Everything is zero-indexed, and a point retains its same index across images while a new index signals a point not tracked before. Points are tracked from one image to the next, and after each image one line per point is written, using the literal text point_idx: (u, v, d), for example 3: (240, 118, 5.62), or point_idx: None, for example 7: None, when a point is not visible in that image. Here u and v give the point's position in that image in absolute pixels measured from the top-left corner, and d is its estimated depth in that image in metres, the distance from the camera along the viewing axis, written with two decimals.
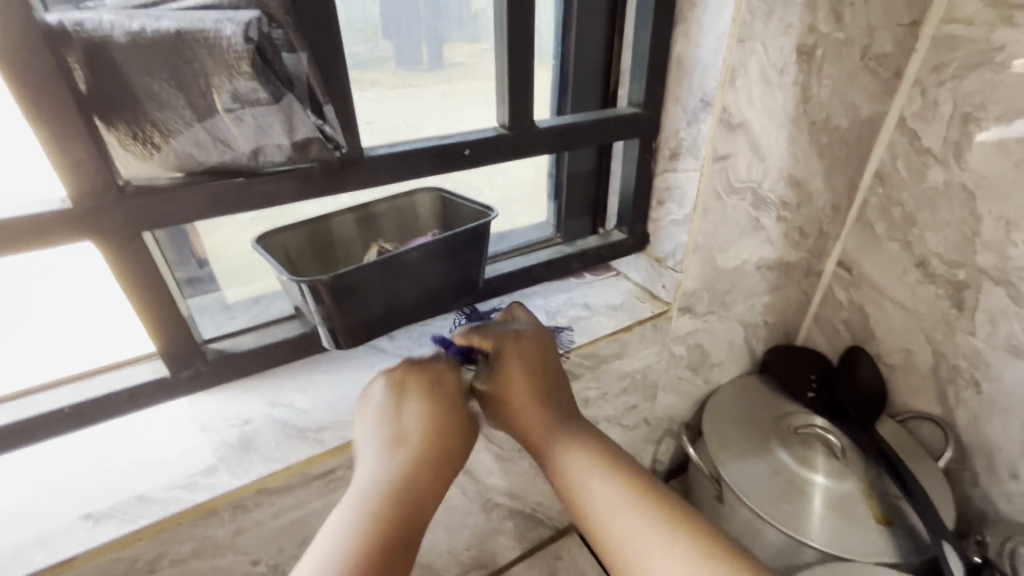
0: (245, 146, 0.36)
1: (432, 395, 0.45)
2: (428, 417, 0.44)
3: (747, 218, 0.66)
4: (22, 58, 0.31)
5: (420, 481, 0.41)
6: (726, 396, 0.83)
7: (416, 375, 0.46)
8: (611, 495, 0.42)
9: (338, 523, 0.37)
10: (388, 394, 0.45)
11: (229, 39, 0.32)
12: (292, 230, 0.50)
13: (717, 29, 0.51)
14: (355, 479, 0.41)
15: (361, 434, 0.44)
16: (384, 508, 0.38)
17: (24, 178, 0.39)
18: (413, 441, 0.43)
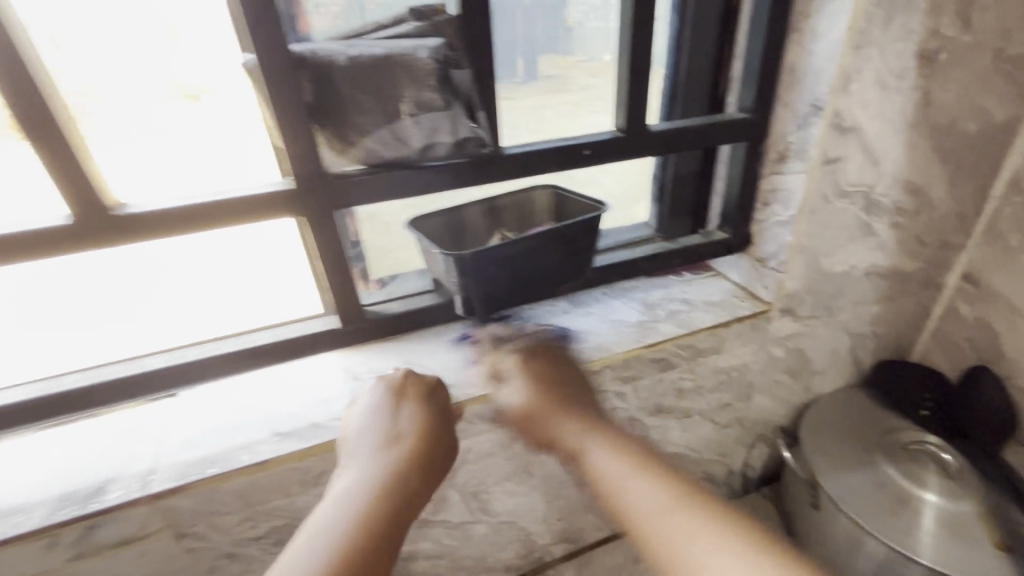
0: (417, 143, 0.46)
1: (429, 400, 0.49)
2: (422, 416, 0.47)
3: (858, 222, 0.66)
4: (275, 75, 0.41)
5: (414, 471, 0.42)
6: (827, 405, 0.81)
7: (415, 384, 0.50)
8: (655, 502, 0.42)
9: (337, 508, 0.38)
10: (383, 397, 0.49)
11: (422, 61, 0.42)
12: (436, 217, 0.60)
13: (832, 37, 0.53)
14: (346, 474, 0.42)
15: (355, 431, 0.46)
16: (387, 494, 0.40)
17: (259, 170, 0.54)
18: (408, 436, 0.44)
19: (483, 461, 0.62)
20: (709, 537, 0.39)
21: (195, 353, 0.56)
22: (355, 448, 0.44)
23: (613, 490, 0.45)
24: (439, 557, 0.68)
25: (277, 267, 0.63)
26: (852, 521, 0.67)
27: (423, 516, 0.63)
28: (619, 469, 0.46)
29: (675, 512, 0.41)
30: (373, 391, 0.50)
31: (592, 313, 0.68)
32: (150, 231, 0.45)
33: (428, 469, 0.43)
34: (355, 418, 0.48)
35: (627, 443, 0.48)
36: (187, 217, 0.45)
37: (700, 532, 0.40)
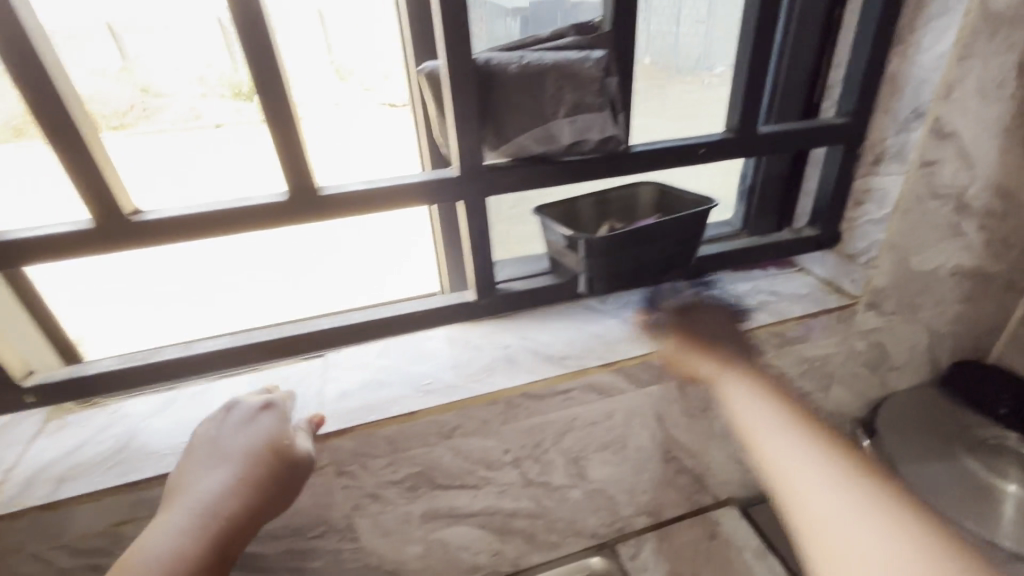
0: (567, 140, 0.52)
1: (269, 413, 0.53)
2: (257, 438, 0.50)
3: (948, 223, 0.69)
4: (459, 79, 0.48)
5: (239, 501, 0.46)
6: (903, 401, 0.85)
7: (251, 409, 0.52)
8: (771, 421, 0.50)
9: (154, 554, 0.42)
10: (222, 421, 0.52)
11: (587, 70, 0.49)
12: (556, 205, 0.67)
13: (938, 49, 0.58)
14: (169, 516, 0.45)
15: (194, 458, 0.49)
16: (208, 532, 0.44)
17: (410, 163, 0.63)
18: (239, 466, 0.47)
19: (588, 429, 0.69)
20: (819, 458, 0.46)
21: (353, 317, 0.64)
22: (184, 486, 0.47)
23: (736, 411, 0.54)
24: (537, 516, 0.75)
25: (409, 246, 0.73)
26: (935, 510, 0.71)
27: (529, 476, 0.70)
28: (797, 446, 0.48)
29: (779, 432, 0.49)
30: (209, 422, 0.52)
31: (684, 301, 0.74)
32: (338, 209, 0.52)
33: (260, 498, 0.47)
34: (194, 443, 0.51)
35: (785, 404, 0.53)
36: (369, 199, 0.53)
37: (798, 441, 0.48)
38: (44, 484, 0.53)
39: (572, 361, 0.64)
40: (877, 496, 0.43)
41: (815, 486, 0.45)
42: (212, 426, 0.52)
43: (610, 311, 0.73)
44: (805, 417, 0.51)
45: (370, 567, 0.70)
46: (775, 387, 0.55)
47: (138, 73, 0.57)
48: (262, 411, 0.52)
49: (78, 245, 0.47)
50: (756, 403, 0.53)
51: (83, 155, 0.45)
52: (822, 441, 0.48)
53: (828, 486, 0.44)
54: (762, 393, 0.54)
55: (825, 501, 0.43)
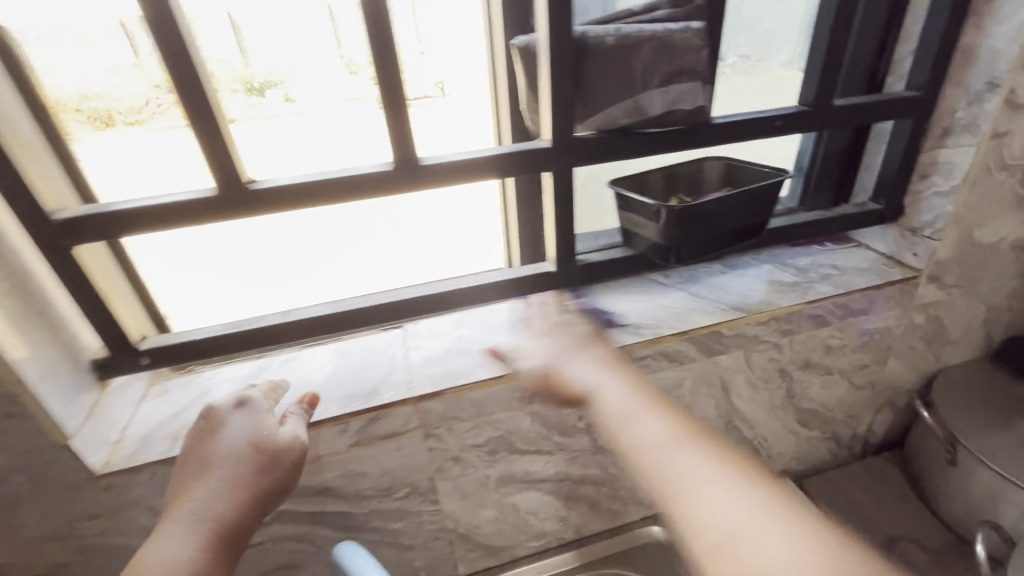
0: (656, 110, 0.54)
1: (245, 411, 0.51)
2: (240, 441, 0.49)
3: (1014, 195, 0.70)
4: (559, 51, 0.50)
5: (231, 505, 0.46)
6: (956, 375, 0.86)
7: (223, 413, 0.51)
8: (670, 437, 0.49)
9: (163, 568, 0.42)
10: (200, 427, 0.50)
11: (685, 40, 0.51)
12: (629, 180, 0.69)
13: (1016, 20, 0.59)
14: (171, 529, 0.44)
15: (180, 468, 0.48)
16: (210, 538, 0.44)
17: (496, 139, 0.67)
18: (226, 471, 0.47)
19: (657, 396, 0.71)
20: (708, 466, 0.46)
21: (442, 286, 0.69)
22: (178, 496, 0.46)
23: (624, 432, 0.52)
24: (603, 483, 0.77)
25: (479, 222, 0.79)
26: (995, 475, 0.71)
27: (600, 443, 0.72)
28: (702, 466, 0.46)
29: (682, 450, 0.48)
30: (194, 428, 0.50)
31: (748, 274, 0.76)
32: (437, 178, 0.55)
33: (253, 500, 0.47)
34: (181, 452, 0.50)
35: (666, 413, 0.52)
36: (465, 170, 0.55)
37: (699, 459, 0.47)
38: (159, 442, 0.55)
39: (649, 329, 0.66)
40: (775, 499, 0.43)
41: (709, 489, 0.45)
42: (192, 434, 0.50)
43: (677, 284, 0.75)
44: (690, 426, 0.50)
45: (447, 529, 0.73)
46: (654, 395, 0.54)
47: (150, 70, 0.55)
48: (239, 411, 0.51)
49: (203, 211, 0.50)
50: (648, 413, 0.52)
51: (213, 125, 0.48)
52: (718, 451, 0.47)
53: (723, 494, 0.44)
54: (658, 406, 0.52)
55: (733, 514, 0.43)
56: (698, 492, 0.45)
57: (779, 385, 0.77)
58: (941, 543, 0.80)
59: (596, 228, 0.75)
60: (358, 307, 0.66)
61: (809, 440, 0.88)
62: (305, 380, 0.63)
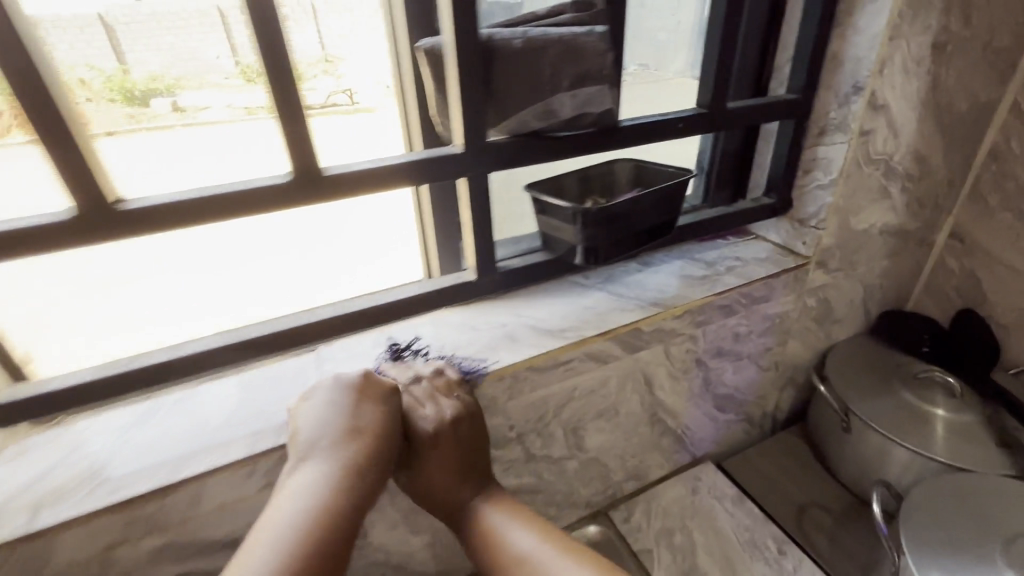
0: (566, 113, 0.54)
1: (383, 400, 0.53)
2: (378, 416, 0.52)
3: (879, 186, 0.79)
4: (465, 56, 0.49)
5: (367, 469, 0.49)
6: (845, 349, 0.96)
7: (371, 389, 0.54)
8: (530, 544, 0.52)
9: (311, 502, 0.44)
10: (346, 395, 0.52)
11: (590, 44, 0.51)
12: (547, 184, 0.68)
13: (872, 30, 0.65)
14: (313, 470, 0.47)
15: (313, 423, 0.51)
16: (348, 495, 0.46)
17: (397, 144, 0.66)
18: (369, 440, 0.50)
19: (585, 398, 0.71)
20: (570, 563, 0.50)
21: (353, 305, 0.64)
22: (317, 445, 0.49)
23: (495, 541, 0.54)
24: (539, 490, 0.76)
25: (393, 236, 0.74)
26: (882, 437, 0.80)
27: (532, 451, 0.71)
28: (569, 569, 0.49)
29: (546, 553, 0.51)
30: (330, 394, 0.53)
31: (661, 271, 0.79)
32: (340, 191, 0.51)
33: (380, 467, 0.50)
34: (309, 413, 0.52)
35: (544, 525, 0.55)
36: (377, 180, 0.52)
37: (563, 559, 0.50)
38: (14, 515, 0.46)
39: (572, 331, 0.67)
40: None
41: None
42: (327, 396, 0.53)
43: (599, 285, 0.76)
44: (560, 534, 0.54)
45: (377, 563, 0.68)
46: (527, 509, 0.57)
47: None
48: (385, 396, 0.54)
49: (57, 236, 0.43)
50: (517, 526, 0.54)
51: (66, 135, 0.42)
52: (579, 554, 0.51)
53: None
54: (524, 518, 0.55)
55: None
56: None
57: (696, 374, 0.81)
58: (844, 502, 0.88)
59: (516, 233, 0.74)
60: (249, 337, 0.58)
61: (726, 422, 0.93)
62: (201, 419, 0.56)
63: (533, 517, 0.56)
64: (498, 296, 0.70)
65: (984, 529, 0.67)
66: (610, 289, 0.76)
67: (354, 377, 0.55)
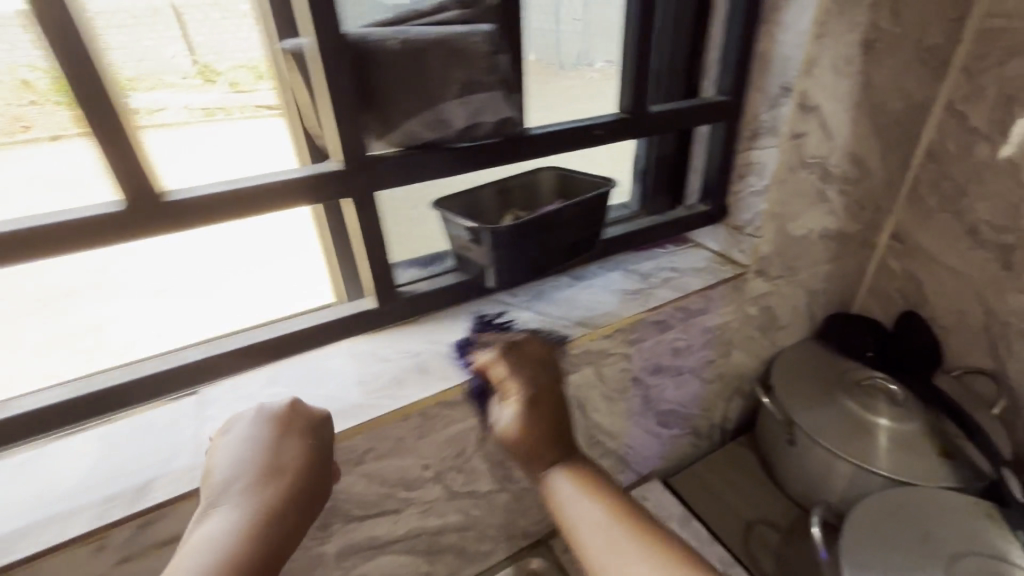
0: (460, 123, 0.48)
1: (309, 436, 0.48)
2: (302, 454, 0.46)
3: (816, 190, 0.76)
4: (331, 59, 0.42)
5: (288, 507, 0.42)
6: (791, 356, 0.93)
7: (295, 421, 0.48)
8: (598, 522, 0.44)
9: (224, 544, 0.38)
10: (266, 430, 0.46)
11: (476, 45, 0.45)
12: (457, 198, 0.62)
13: (798, 28, 0.61)
14: (226, 511, 0.40)
15: (228, 460, 0.44)
16: (269, 538, 0.40)
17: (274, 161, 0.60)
18: (290, 478, 0.43)
19: None
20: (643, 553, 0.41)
21: (229, 343, 0.56)
22: (234, 482, 0.42)
23: (563, 513, 0.46)
24: (468, 527, 0.71)
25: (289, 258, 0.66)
26: (825, 450, 0.77)
27: (454, 488, 0.66)
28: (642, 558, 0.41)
29: (619, 540, 0.43)
30: (255, 426, 0.47)
31: (593, 285, 0.74)
32: (200, 219, 0.44)
33: (301, 509, 0.43)
34: (228, 449, 0.45)
35: (600, 492, 0.47)
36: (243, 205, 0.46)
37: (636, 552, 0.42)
38: None
39: (489, 360, 0.61)
40: None
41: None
42: (248, 429, 0.46)
43: (527, 303, 0.71)
44: (628, 512, 0.45)
45: None
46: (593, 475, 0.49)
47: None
48: (308, 432, 0.48)
49: None
50: (579, 499, 0.46)
51: None
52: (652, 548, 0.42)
53: None
54: (587, 488, 0.47)
55: None
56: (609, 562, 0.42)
57: (633, 394, 0.77)
58: (791, 518, 0.85)
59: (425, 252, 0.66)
60: (98, 391, 0.51)
61: (672, 437, 0.89)
62: (47, 483, 0.48)
63: (598, 483, 0.48)
64: (409, 322, 0.64)
65: (926, 551, 0.64)
66: (537, 307, 0.70)
67: (274, 408, 0.49)
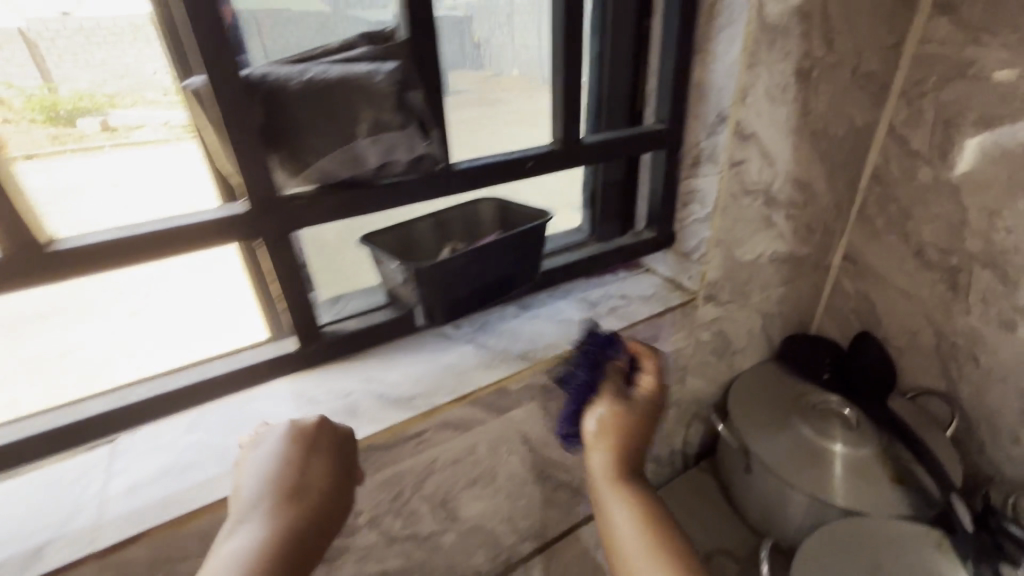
0: (373, 161, 0.47)
1: (337, 453, 0.49)
2: (326, 472, 0.47)
3: (761, 216, 0.75)
4: (227, 101, 0.41)
5: (306, 523, 0.42)
6: (748, 378, 0.92)
7: (323, 437, 0.49)
8: (649, 540, 0.46)
9: (245, 559, 0.38)
10: (291, 446, 0.47)
11: (379, 84, 0.43)
12: (386, 233, 0.60)
13: (729, 58, 0.62)
14: (248, 525, 0.41)
15: (251, 473, 0.45)
16: (287, 554, 0.40)
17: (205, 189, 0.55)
18: (313, 496, 0.44)
19: (449, 469, 0.64)
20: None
21: (136, 393, 0.54)
22: (259, 496, 0.43)
23: (619, 522, 0.47)
24: (410, 572, 0.68)
25: (222, 299, 0.64)
26: (780, 479, 0.76)
27: (392, 532, 0.63)
28: None
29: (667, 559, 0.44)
30: (281, 444, 0.47)
31: (539, 316, 0.73)
32: (100, 264, 0.43)
33: (321, 525, 0.44)
34: (253, 462, 0.46)
35: (660, 524, 0.47)
36: (148, 249, 0.44)
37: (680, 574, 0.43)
38: None
39: (423, 400, 0.59)
40: None
41: None
42: (276, 443, 0.48)
43: (469, 336, 0.69)
44: (675, 540, 0.46)
45: None
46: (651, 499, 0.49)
47: None
48: (339, 448, 0.49)
49: None
50: (625, 513, 0.48)
51: None
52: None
53: None
54: (645, 509, 0.48)
55: None
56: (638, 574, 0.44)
57: None
58: (750, 547, 0.83)
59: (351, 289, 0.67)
60: None
61: None
62: None
63: (646, 504, 0.49)
64: (343, 361, 0.63)
65: None
66: (478, 340, 0.69)
67: (301, 422, 0.49)
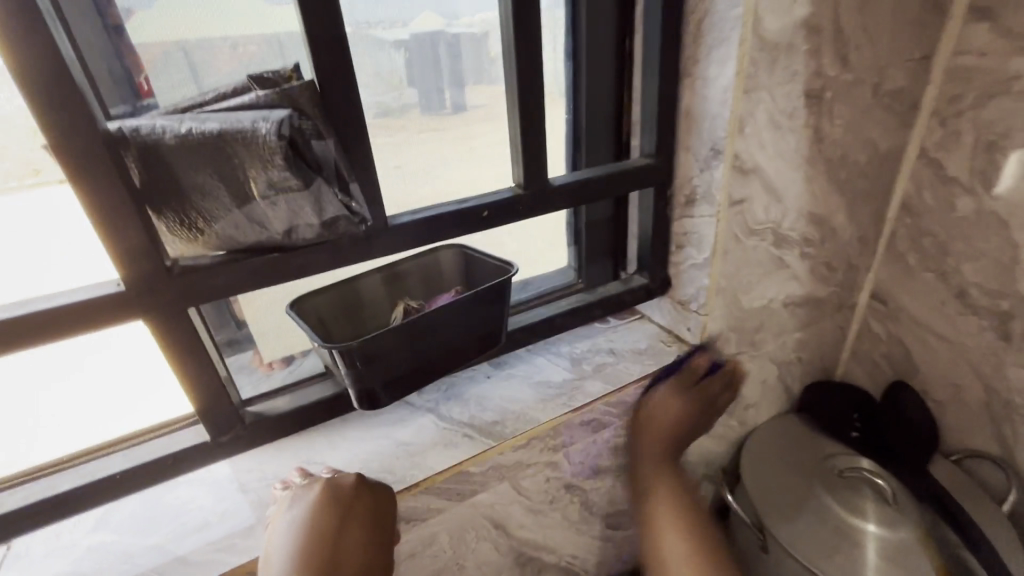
0: (279, 226, 0.39)
1: (375, 521, 0.46)
2: (363, 545, 0.45)
3: (771, 258, 0.65)
4: (85, 164, 0.34)
5: None
6: (764, 435, 0.80)
7: (361, 503, 0.46)
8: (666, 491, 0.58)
9: None
10: (326, 515, 0.44)
11: (264, 137, 0.35)
12: (323, 294, 0.52)
13: (722, 82, 0.53)
14: None
15: (282, 534, 0.44)
16: None
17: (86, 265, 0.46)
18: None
19: (403, 564, 0.55)
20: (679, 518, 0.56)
21: (7, 503, 0.46)
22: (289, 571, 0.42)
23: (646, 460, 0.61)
24: None
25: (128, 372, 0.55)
26: (802, 566, 0.65)
27: None
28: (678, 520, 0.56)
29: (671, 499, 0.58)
30: (311, 513, 0.44)
31: (514, 376, 0.64)
32: None
33: None
34: (284, 522, 0.44)
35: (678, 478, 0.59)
36: (6, 339, 0.36)
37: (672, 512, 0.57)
38: None
39: None
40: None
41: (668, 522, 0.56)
42: (313, 502, 0.45)
43: (432, 403, 0.61)
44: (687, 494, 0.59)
45: None
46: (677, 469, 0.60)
47: None
48: (379, 507, 0.47)
49: None
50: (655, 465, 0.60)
51: None
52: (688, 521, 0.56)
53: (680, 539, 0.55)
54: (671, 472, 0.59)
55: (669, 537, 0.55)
56: (665, 545, 0.55)
57: (569, 500, 0.65)
58: None
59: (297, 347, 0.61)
60: None
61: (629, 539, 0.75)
62: None
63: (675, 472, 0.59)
64: (282, 441, 0.55)
65: None
66: (440, 408, 0.60)
67: (337, 480, 0.47)
